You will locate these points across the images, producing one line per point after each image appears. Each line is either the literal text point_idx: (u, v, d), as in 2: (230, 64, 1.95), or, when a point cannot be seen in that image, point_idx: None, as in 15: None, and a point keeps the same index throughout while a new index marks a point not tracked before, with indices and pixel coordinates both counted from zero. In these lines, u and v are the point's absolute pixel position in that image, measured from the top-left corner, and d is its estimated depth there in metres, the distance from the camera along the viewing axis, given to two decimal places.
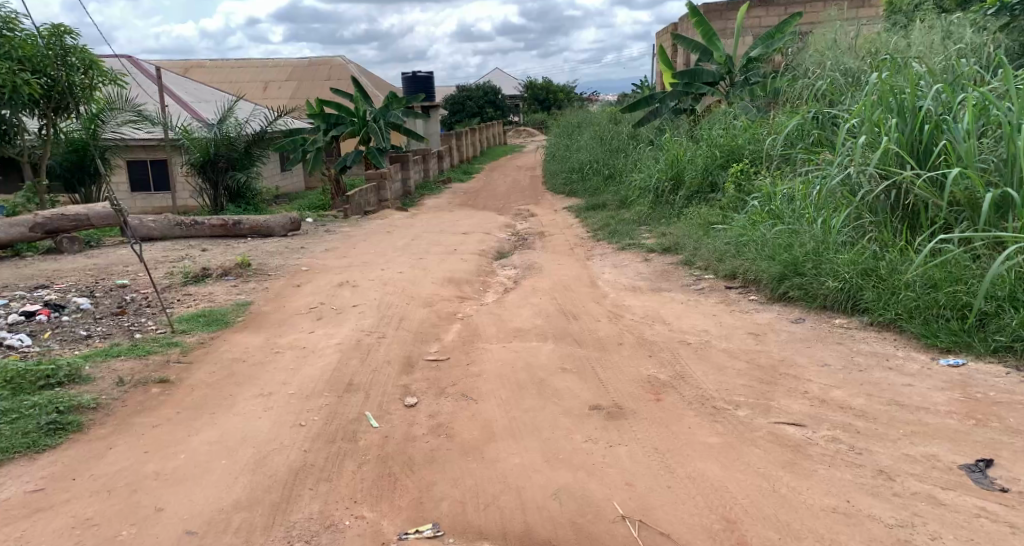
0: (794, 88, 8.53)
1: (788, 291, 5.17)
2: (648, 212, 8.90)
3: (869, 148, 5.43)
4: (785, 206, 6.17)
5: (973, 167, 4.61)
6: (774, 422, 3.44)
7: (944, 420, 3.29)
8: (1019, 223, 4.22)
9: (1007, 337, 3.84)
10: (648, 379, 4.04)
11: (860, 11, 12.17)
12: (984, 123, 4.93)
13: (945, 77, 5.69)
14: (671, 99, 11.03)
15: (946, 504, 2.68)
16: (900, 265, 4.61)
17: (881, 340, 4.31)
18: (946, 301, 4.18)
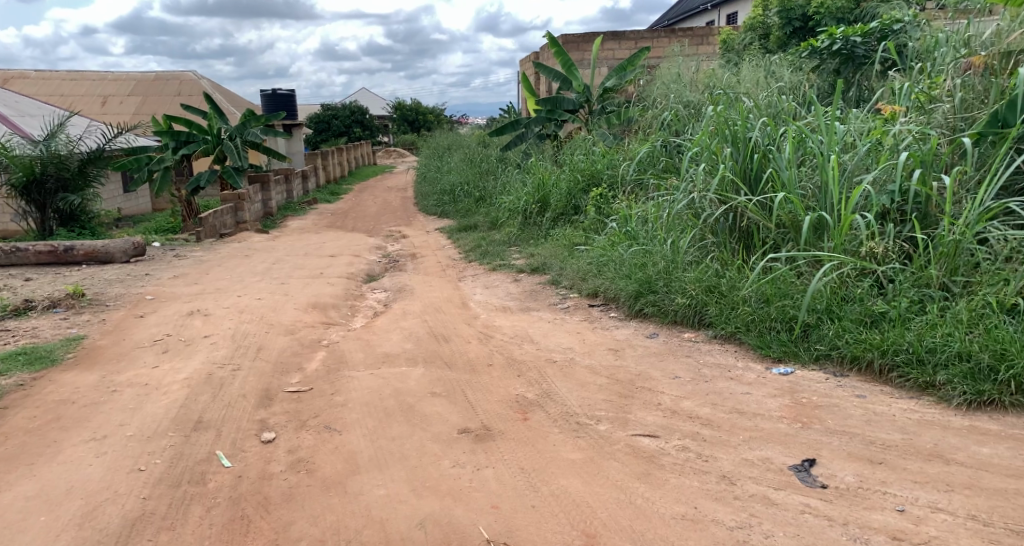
0: (645, 117, 9.11)
1: (643, 307, 5.46)
2: (517, 233, 9.09)
3: (709, 175, 5.89)
4: (640, 228, 6.51)
5: (795, 193, 5.12)
6: (632, 434, 3.60)
7: (777, 424, 3.60)
8: (832, 243, 4.73)
9: (827, 346, 4.27)
10: (515, 398, 4.11)
11: (701, 47, 13.20)
12: (803, 154, 5.49)
13: (769, 112, 6.31)
14: (535, 125, 11.39)
15: (778, 504, 2.92)
16: (738, 282, 5.01)
17: (724, 352, 4.65)
18: (776, 314, 4.59)
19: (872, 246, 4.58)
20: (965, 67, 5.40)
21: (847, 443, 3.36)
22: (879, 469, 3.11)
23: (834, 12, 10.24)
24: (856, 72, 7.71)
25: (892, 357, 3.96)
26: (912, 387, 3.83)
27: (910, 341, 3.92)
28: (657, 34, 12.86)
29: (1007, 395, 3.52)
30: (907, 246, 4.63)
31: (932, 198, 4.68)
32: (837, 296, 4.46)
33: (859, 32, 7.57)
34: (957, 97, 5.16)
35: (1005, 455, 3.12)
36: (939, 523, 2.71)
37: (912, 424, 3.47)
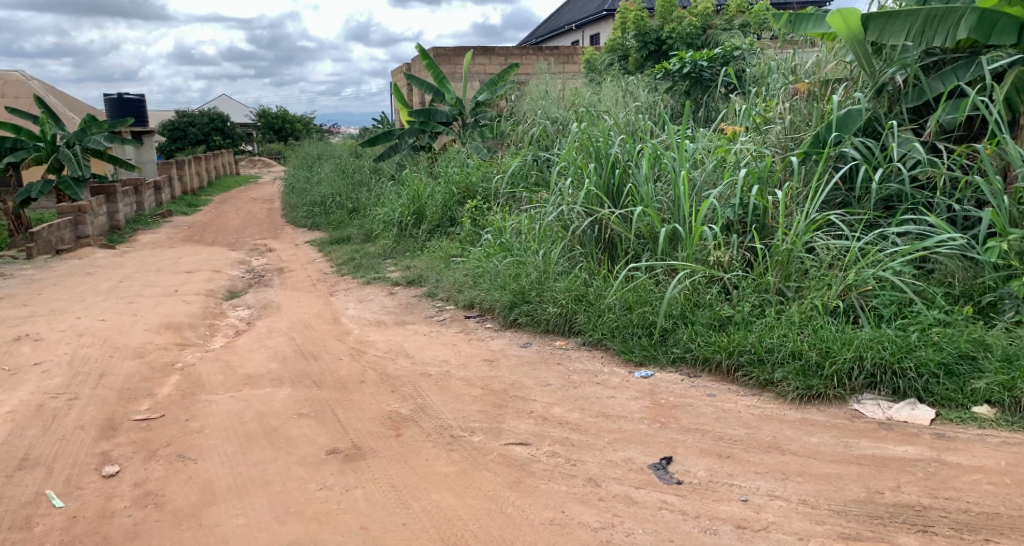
0: (515, 132, 9.28)
1: (517, 317, 5.53)
2: (393, 245, 8.93)
3: (575, 189, 6.10)
4: (513, 239, 6.60)
5: (651, 206, 5.41)
6: (504, 443, 3.64)
7: (638, 425, 3.77)
8: (685, 253, 5.03)
9: (682, 349, 4.53)
10: (387, 415, 4.03)
11: (567, 66, 13.67)
12: (659, 169, 5.81)
13: (628, 130, 6.65)
14: (409, 136, 11.31)
15: (638, 502, 3.05)
16: (604, 290, 5.20)
17: (592, 358, 4.81)
18: (637, 320, 4.81)
19: (719, 255, 4.92)
20: (791, 93, 6.16)
21: (699, 440, 3.57)
22: (727, 463, 3.33)
23: (685, 38, 11.17)
24: (704, 93, 8.29)
25: (737, 358, 4.26)
26: (755, 384, 4.13)
27: (752, 342, 4.23)
28: (526, 51, 13.19)
29: (832, 388, 3.88)
30: (748, 255, 5.01)
31: (769, 211, 5.11)
32: (690, 302, 4.75)
33: (705, 56, 8.11)
34: (788, 120, 5.78)
35: (831, 442, 3.44)
36: (777, 509, 2.94)
37: (755, 419, 3.74)
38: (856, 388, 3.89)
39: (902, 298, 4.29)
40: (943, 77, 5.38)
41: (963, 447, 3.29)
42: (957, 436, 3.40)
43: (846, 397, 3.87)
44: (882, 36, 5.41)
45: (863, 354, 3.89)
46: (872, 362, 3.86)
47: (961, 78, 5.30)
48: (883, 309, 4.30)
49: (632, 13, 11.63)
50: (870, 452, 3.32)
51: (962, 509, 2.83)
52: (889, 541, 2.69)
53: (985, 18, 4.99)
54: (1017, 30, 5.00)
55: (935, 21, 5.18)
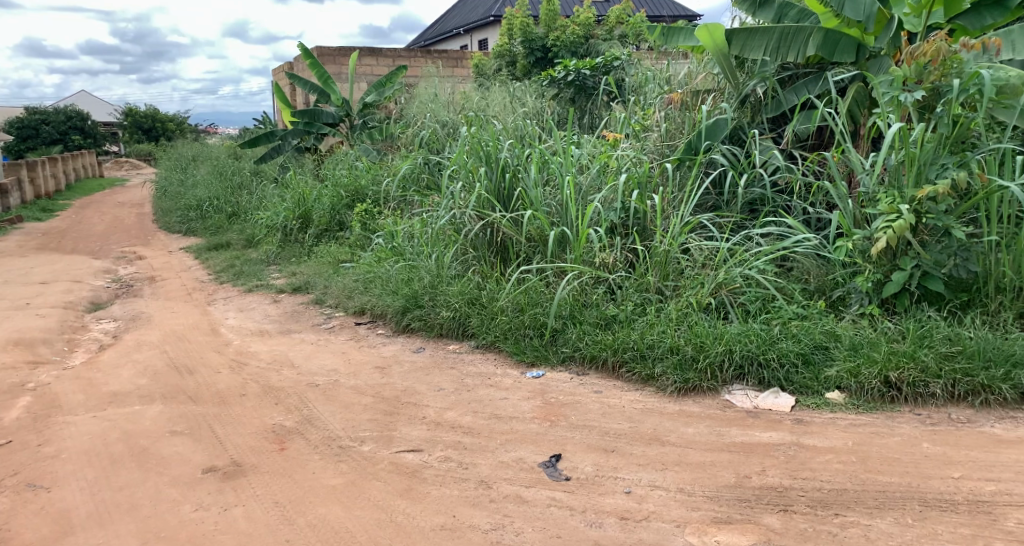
0: (404, 135, 9.17)
1: (410, 322, 5.46)
2: (277, 250, 8.58)
3: (466, 193, 6.09)
4: (406, 243, 6.48)
5: (540, 209, 5.50)
6: (395, 451, 3.58)
7: (529, 424, 3.83)
8: (573, 255, 5.16)
9: (571, 348, 4.65)
10: (271, 428, 3.87)
11: (455, 70, 13.69)
12: (547, 174, 5.91)
13: (516, 135, 6.73)
14: (292, 137, 10.86)
15: (528, 501, 3.09)
16: (497, 293, 5.24)
17: (486, 361, 4.83)
18: (529, 321, 4.89)
19: (604, 257, 5.06)
20: (667, 102, 6.41)
21: (587, 436, 3.67)
22: (612, 457, 3.44)
23: (569, 46, 11.46)
24: (587, 101, 8.50)
25: (622, 354, 4.42)
26: (638, 379, 4.31)
27: (635, 339, 4.40)
28: (414, 53, 13.08)
29: (705, 380, 4.11)
30: (631, 256, 5.19)
31: (648, 214, 5.33)
32: (578, 302, 4.88)
33: (588, 65, 8.32)
34: (663, 128, 6.09)
35: (705, 432, 3.63)
36: (657, 499, 3.07)
37: (638, 413, 3.89)
38: (726, 379, 4.14)
39: (766, 294, 4.60)
40: (796, 90, 5.84)
41: (817, 430, 3.57)
42: (813, 420, 3.68)
43: (718, 388, 4.11)
44: (743, 51, 5.79)
45: (732, 347, 4.14)
46: (741, 354, 4.12)
47: (811, 91, 5.78)
48: (749, 305, 4.59)
49: (518, 20, 11.80)
50: (740, 439, 3.53)
51: (817, 487, 3.06)
52: (757, 522, 2.87)
53: (830, 37, 5.50)
54: (856, 49, 5.57)
55: (789, 38, 5.62)
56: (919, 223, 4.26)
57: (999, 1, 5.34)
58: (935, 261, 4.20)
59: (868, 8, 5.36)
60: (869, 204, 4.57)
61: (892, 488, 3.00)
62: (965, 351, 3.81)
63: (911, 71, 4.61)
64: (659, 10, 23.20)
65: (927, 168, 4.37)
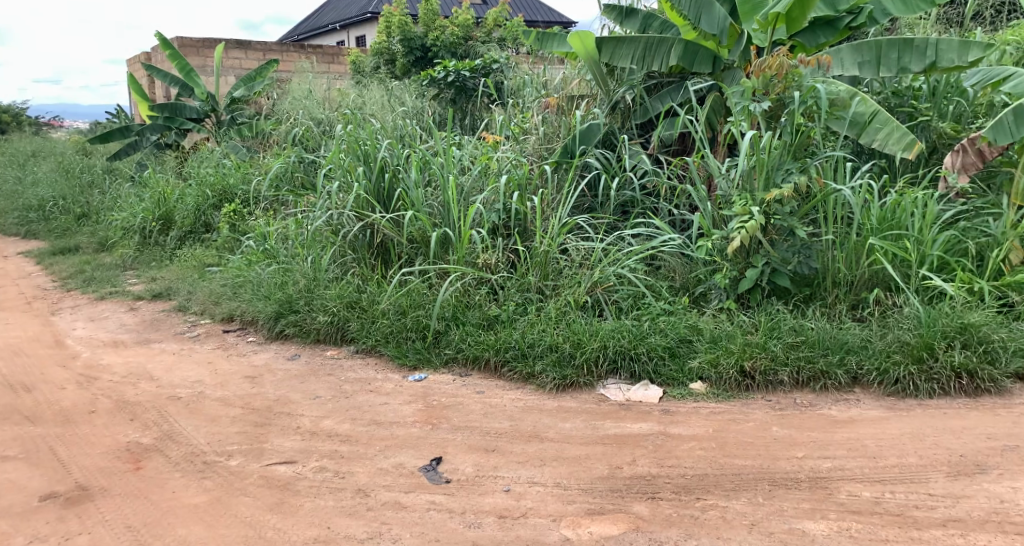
0: (276, 132, 8.80)
1: (284, 328, 5.26)
2: (134, 254, 8.00)
3: (344, 193, 5.84)
4: (279, 245, 6.19)
5: (422, 210, 5.45)
6: (266, 464, 3.44)
7: (410, 429, 3.80)
8: (456, 256, 5.16)
9: (453, 350, 4.65)
10: (125, 447, 3.61)
11: (332, 66, 13.31)
12: (428, 174, 5.86)
13: (396, 135, 6.62)
14: (151, 133, 10.17)
15: (406, 507, 3.07)
16: (377, 296, 5.14)
17: (365, 366, 4.73)
18: (411, 324, 4.85)
19: (486, 257, 5.09)
20: (544, 106, 6.64)
21: (468, 437, 3.69)
22: (492, 456, 3.48)
23: (449, 46, 11.42)
24: (469, 102, 8.42)
25: (503, 354, 4.48)
26: (518, 378, 4.38)
27: (517, 338, 4.48)
28: (286, 47, 12.54)
29: (582, 376, 4.26)
30: (512, 256, 5.26)
31: (529, 216, 5.43)
32: (461, 303, 4.89)
33: (467, 66, 8.14)
34: (541, 131, 6.26)
35: (581, 426, 3.75)
36: (535, 495, 3.14)
37: (518, 411, 3.96)
38: (601, 374, 4.30)
39: (637, 292, 4.81)
40: (661, 98, 6.18)
41: (682, 419, 3.78)
42: (679, 410, 3.90)
43: (594, 383, 4.27)
44: (613, 59, 6.04)
45: (606, 343, 4.31)
46: (614, 349, 4.30)
47: (674, 99, 6.12)
48: (622, 302, 4.80)
49: (395, 18, 11.59)
50: (613, 432, 3.67)
51: (681, 474, 3.24)
52: (626, 511, 3.00)
53: (690, 48, 5.87)
54: (713, 60, 5.97)
55: (652, 48, 5.93)
56: (768, 224, 4.59)
57: (830, 22, 5.86)
58: (782, 258, 4.56)
59: (722, 23, 5.77)
60: (726, 206, 4.90)
61: (747, 470, 3.23)
62: (807, 341, 4.17)
63: (759, 83, 4.97)
64: (537, 15, 23.66)
65: (774, 172, 4.77)
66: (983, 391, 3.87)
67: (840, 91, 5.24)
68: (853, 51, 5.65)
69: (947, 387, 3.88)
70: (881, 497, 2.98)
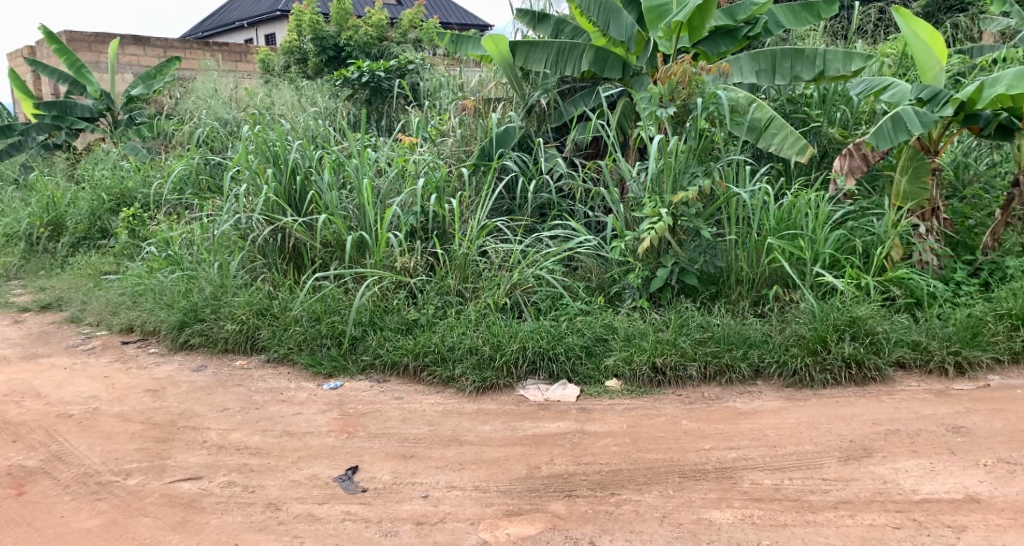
0: (179, 132, 8.41)
1: (189, 338, 5.03)
2: (20, 263, 7.45)
3: (252, 196, 5.62)
4: (183, 251, 5.91)
5: (336, 213, 5.32)
6: (169, 481, 3.28)
7: (324, 439, 3.70)
8: (373, 260, 5.08)
9: (371, 356, 4.58)
10: (8, 471, 3.36)
11: (239, 64, 12.83)
12: (342, 176, 5.73)
13: (307, 135, 6.44)
14: (37, 132, 9.52)
15: (320, 519, 2.99)
16: (290, 302, 5.00)
17: (277, 376, 4.58)
18: (326, 331, 4.73)
19: (403, 261, 5.03)
20: (461, 109, 6.63)
21: (385, 444, 3.63)
22: (410, 463, 3.44)
23: (362, 47, 11.23)
24: (384, 103, 8.29)
25: (422, 358, 4.44)
26: (438, 382, 4.35)
27: (436, 342, 4.45)
28: (189, 45, 12.02)
29: (502, 378, 4.27)
30: (431, 260, 5.21)
31: (447, 218, 5.40)
32: (379, 308, 4.82)
33: (382, 67, 8.01)
34: (458, 133, 6.26)
35: (500, 428, 3.76)
36: (453, 499, 3.13)
37: (437, 416, 3.93)
38: (521, 375, 4.33)
39: (555, 293, 4.88)
40: (574, 102, 6.30)
41: (598, 416, 3.85)
42: (595, 408, 3.97)
43: (514, 384, 4.29)
44: (527, 62, 6.13)
45: (526, 344, 4.35)
46: (533, 350, 4.34)
47: (587, 104, 6.26)
48: (541, 303, 4.84)
49: (306, 16, 11.29)
50: (532, 432, 3.70)
51: (596, 470, 3.30)
52: (543, 510, 3.03)
53: (601, 54, 6.07)
54: (622, 66, 6.15)
55: (565, 54, 6.08)
56: (676, 225, 4.74)
57: (730, 32, 6.11)
58: (690, 258, 4.73)
59: (629, 30, 6.02)
60: (638, 208, 5.02)
61: (658, 464, 3.32)
62: (714, 336, 4.33)
63: (665, 89, 5.11)
64: (452, 17, 23.62)
65: (680, 175, 4.94)
66: (870, 379, 4.12)
67: (739, 98, 5.43)
68: (750, 60, 5.90)
69: (839, 377, 4.12)
70: (781, 484, 3.12)
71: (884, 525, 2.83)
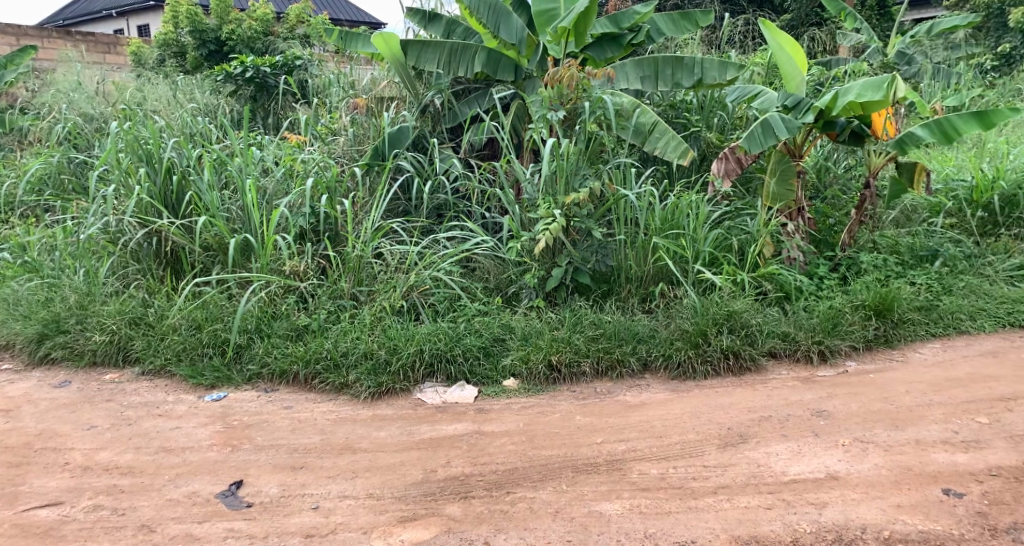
0: (36, 128, 7.72)
1: (49, 352, 4.62)
2: None
3: (123, 197, 5.22)
4: (43, 257, 5.42)
5: (218, 215, 5.04)
6: (24, 510, 3.00)
7: (205, 454, 3.49)
8: (258, 263, 4.85)
9: (257, 365, 4.36)
10: None
11: (107, 56, 11.96)
12: (224, 177, 5.45)
13: (184, 133, 6.08)
14: None
15: (199, 539, 2.83)
16: (166, 311, 4.69)
17: (152, 389, 4.28)
18: (208, 340, 4.47)
19: (293, 264, 4.83)
20: (352, 107, 6.45)
21: (272, 457, 3.47)
22: (299, 474, 3.30)
23: (246, 41, 10.72)
24: (271, 101, 7.97)
25: (314, 366, 4.27)
26: (331, 389, 4.20)
27: (328, 348, 4.30)
28: (47, 33, 11.07)
29: (398, 382, 4.18)
30: (323, 263, 5.03)
31: (339, 220, 5.23)
32: (266, 314, 4.61)
33: (267, 62, 7.69)
34: (350, 133, 6.11)
35: (396, 434, 3.68)
36: (345, 509, 3.03)
37: (329, 425, 3.79)
38: (418, 379, 4.25)
39: (452, 294, 4.84)
40: (468, 103, 6.33)
41: (495, 417, 3.84)
42: (492, 408, 3.96)
43: (410, 388, 4.21)
44: (419, 61, 6.06)
45: (422, 346, 4.28)
46: (430, 352, 4.28)
47: (480, 105, 6.30)
48: (438, 305, 4.79)
49: (182, 7, 10.68)
50: (428, 435, 3.64)
51: (493, 470, 3.29)
52: (439, 514, 2.99)
53: (492, 56, 6.10)
54: (514, 69, 6.20)
55: (456, 54, 6.07)
56: (569, 225, 4.83)
57: (615, 38, 6.27)
58: (582, 257, 4.83)
59: (519, 33, 6.08)
60: (532, 209, 5.06)
61: (553, 460, 3.35)
62: (606, 333, 4.43)
63: (554, 93, 5.20)
64: (341, 14, 23.05)
65: (572, 178, 5.03)
66: (746, 369, 4.34)
67: (625, 102, 5.67)
68: (635, 66, 6.12)
69: (718, 368, 4.31)
70: (667, 473, 3.23)
71: (758, 506, 2.98)
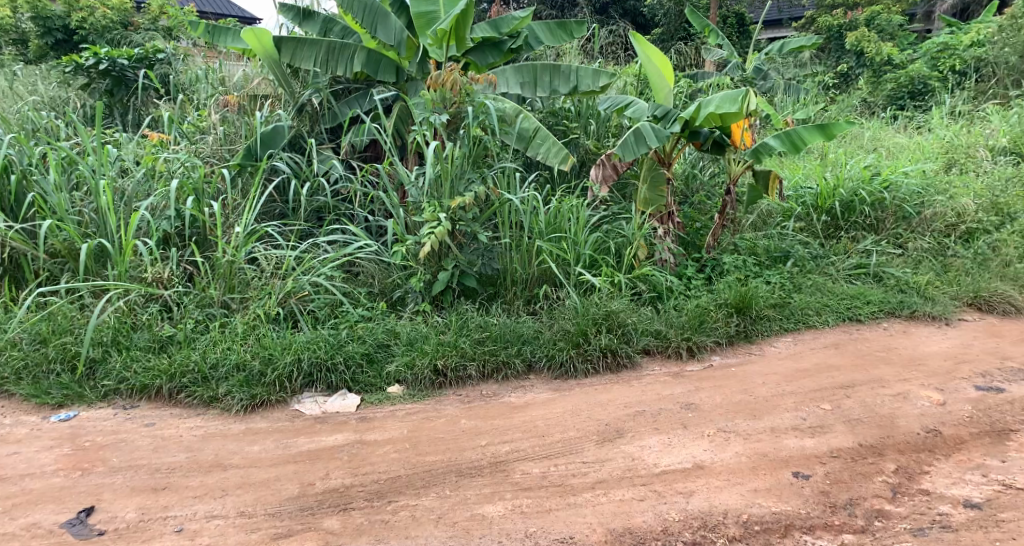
0: None
1: None
2: None
3: None
4: None
5: (67, 219, 4.62)
6: None
7: (49, 480, 3.19)
8: (115, 270, 4.48)
9: (113, 380, 4.02)
10: None
11: None
12: (74, 177, 5.00)
13: (24, 127, 5.51)
14: None
15: None
16: (4, 324, 4.24)
17: None
18: (55, 354, 4.08)
19: (156, 271, 4.49)
20: (222, 104, 6.10)
21: (130, 478, 3.20)
22: (161, 496, 3.07)
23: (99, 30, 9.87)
24: (130, 95, 7.30)
25: (180, 379, 3.99)
26: (199, 403, 3.94)
27: (195, 360, 4.03)
28: None
29: (274, 393, 3.98)
30: (190, 269, 4.71)
31: (207, 224, 4.91)
32: (125, 325, 4.26)
33: (124, 55, 7.03)
34: (220, 131, 5.79)
35: (270, 448, 3.49)
36: (212, 531, 2.86)
37: (197, 441, 3.55)
38: (296, 389, 4.07)
39: (334, 300, 4.67)
40: (349, 103, 6.15)
41: (377, 425, 3.74)
42: (375, 416, 3.86)
43: (287, 399, 4.02)
44: (294, 60, 5.84)
45: (300, 355, 4.10)
46: (309, 361, 4.11)
47: (361, 106, 6.14)
48: (319, 311, 4.61)
49: None
50: (306, 448, 3.48)
51: (374, 479, 3.20)
52: (316, 528, 2.88)
53: (371, 56, 5.97)
54: (395, 70, 6.10)
55: (335, 52, 5.89)
56: (455, 228, 4.80)
57: (495, 44, 6.37)
58: (468, 261, 4.81)
59: (398, 34, 6.00)
60: (417, 212, 4.97)
61: (435, 465, 3.31)
62: (491, 335, 4.44)
63: (436, 96, 5.15)
64: (207, 5, 21.78)
65: (457, 182, 5.00)
66: (623, 366, 4.47)
67: (507, 108, 5.69)
68: (515, 72, 6.19)
69: (598, 366, 4.42)
70: (548, 471, 3.26)
71: (631, 498, 3.07)
